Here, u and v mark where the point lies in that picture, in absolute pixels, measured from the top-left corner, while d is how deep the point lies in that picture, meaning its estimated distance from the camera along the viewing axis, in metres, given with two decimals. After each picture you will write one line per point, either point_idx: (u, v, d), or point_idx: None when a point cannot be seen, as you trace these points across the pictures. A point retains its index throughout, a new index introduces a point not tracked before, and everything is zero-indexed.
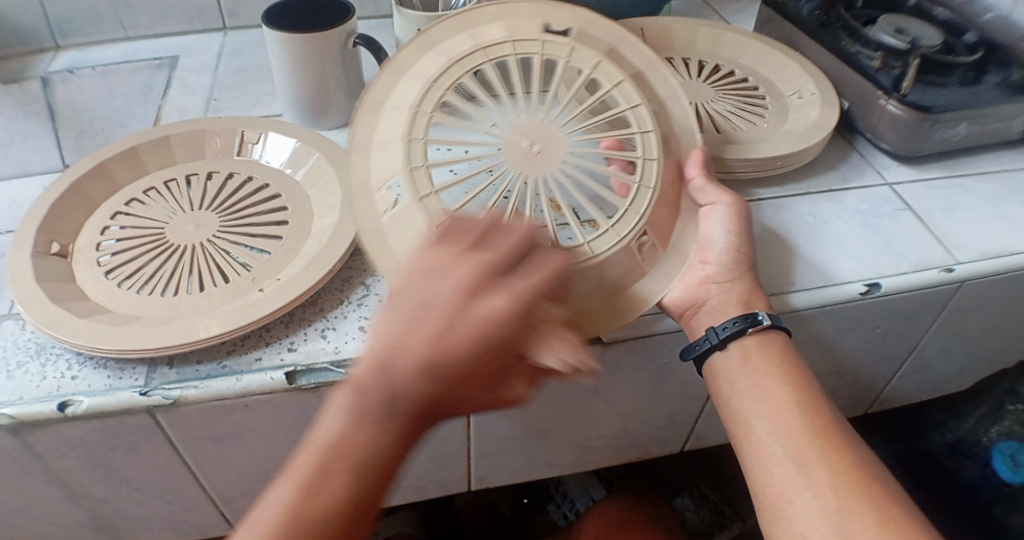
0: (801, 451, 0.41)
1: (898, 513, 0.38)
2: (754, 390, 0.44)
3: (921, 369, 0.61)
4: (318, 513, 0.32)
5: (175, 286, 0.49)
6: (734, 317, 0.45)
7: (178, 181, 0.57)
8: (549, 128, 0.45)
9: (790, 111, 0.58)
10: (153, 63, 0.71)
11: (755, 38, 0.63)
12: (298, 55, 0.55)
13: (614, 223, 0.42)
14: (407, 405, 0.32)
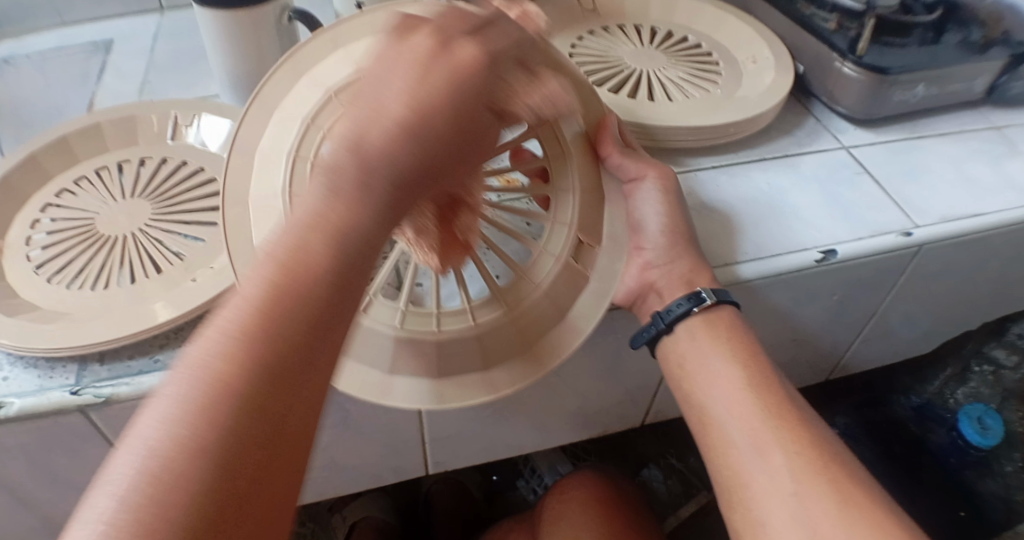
0: (756, 426, 0.40)
1: (852, 486, 0.37)
2: (706, 367, 0.43)
3: (884, 334, 0.61)
4: (296, 298, 0.26)
5: (107, 279, 0.47)
6: (681, 297, 0.43)
7: (111, 170, 0.54)
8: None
9: (743, 78, 0.56)
10: (90, 48, 0.68)
11: (707, 3, 0.61)
12: (230, 33, 0.53)
13: (546, 244, 0.41)
14: (388, 172, 0.29)
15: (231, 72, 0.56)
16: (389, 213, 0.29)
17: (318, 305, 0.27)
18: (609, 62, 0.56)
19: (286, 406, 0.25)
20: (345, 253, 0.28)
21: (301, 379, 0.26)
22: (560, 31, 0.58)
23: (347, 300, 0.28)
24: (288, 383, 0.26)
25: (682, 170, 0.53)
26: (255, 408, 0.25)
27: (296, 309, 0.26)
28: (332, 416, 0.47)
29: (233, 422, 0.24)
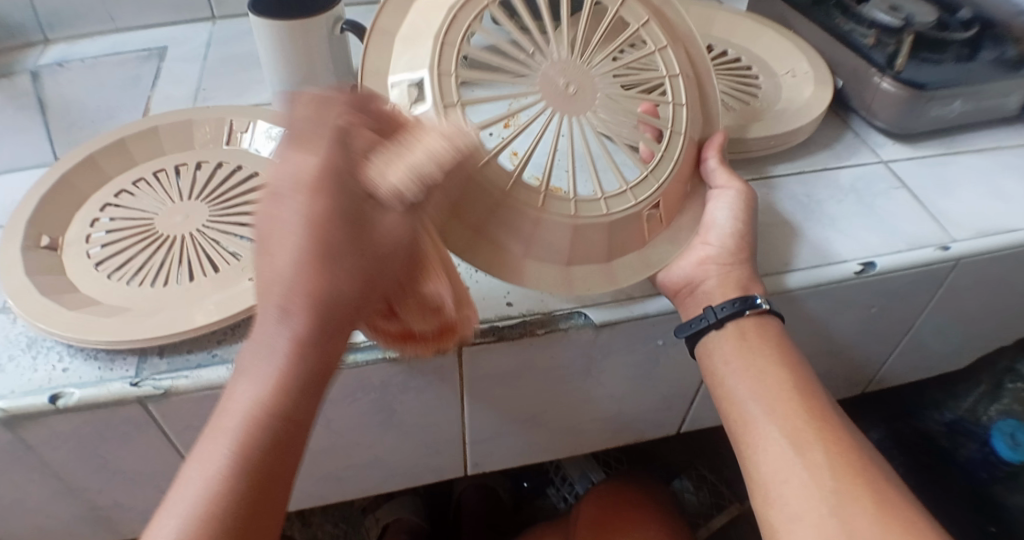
0: (794, 431, 0.40)
1: (889, 493, 0.38)
2: (746, 370, 0.43)
3: (918, 347, 0.61)
4: (233, 464, 0.30)
5: (166, 277, 0.49)
6: (730, 302, 0.44)
7: (167, 171, 0.56)
8: (587, 71, 0.41)
9: (783, 90, 0.57)
10: (142, 55, 0.71)
11: (747, 17, 0.62)
12: (283, 42, 0.54)
13: (634, 185, 0.42)
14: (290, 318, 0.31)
15: (283, 79, 0.58)
16: (305, 348, 0.31)
17: (260, 449, 0.30)
18: None
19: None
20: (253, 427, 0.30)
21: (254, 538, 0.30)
22: None
23: (291, 449, 0.31)
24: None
25: None
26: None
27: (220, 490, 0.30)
28: (379, 414, 0.48)
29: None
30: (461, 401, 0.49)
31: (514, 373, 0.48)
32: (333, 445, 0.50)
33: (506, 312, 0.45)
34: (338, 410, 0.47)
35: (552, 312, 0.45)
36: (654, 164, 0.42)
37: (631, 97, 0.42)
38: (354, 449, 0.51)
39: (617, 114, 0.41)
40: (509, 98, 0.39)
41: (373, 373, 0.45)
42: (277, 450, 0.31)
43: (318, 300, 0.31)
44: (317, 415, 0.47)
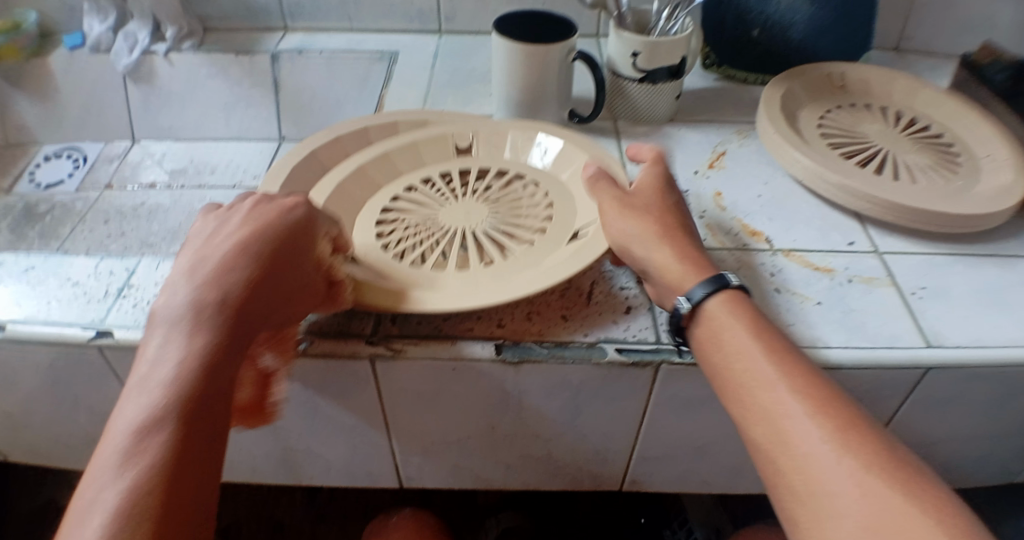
0: (822, 412, 0.36)
1: (927, 486, 0.33)
2: (757, 347, 0.39)
3: None
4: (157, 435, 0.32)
5: (444, 261, 0.49)
6: (711, 279, 0.43)
7: (442, 174, 0.58)
8: (476, 210, 0.54)
9: (982, 174, 0.58)
10: (376, 56, 0.75)
11: (951, 97, 0.64)
12: (520, 65, 0.60)
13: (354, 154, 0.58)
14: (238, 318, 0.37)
15: (511, 101, 0.63)
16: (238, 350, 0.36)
17: (179, 423, 0.33)
18: (855, 137, 0.60)
19: (183, 520, 0.32)
20: (194, 390, 0.34)
21: (187, 499, 0.32)
22: (809, 101, 0.62)
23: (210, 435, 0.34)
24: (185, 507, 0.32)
25: (919, 251, 0.56)
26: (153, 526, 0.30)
27: (164, 448, 0.32)
28: (568, 412, 0.53)
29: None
30: (644, 415, 0.52)
31: (707, 398, 0.51)
32: (519, 432, 0.55)
33: None
34: (533, 401, 0.52)
35: None
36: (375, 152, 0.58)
37: (494, 194, 0.56)
38: (533, 440, 0.55)
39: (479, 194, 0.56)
40: (424, 224, 0.53)
41: (575, 372, 0.49)
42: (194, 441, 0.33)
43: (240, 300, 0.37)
44: (513, 402, 0.52)
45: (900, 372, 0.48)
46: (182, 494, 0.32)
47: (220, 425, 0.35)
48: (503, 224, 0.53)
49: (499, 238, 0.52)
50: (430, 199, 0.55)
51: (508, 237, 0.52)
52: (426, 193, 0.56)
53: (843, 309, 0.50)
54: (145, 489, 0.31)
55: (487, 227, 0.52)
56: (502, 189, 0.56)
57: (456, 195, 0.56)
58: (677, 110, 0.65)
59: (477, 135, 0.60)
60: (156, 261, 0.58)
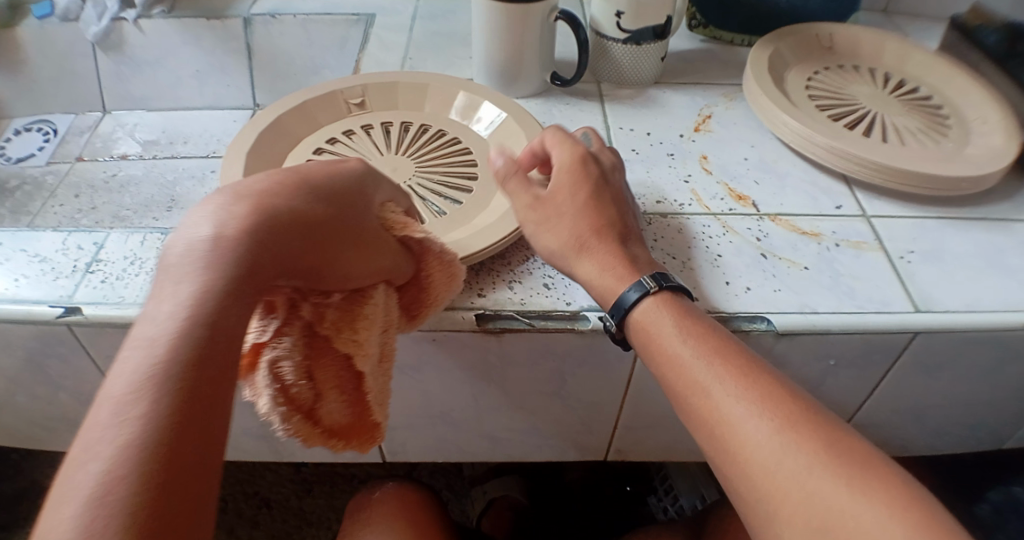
0: (765, 407, 0.35)
1: (889, 470, 0.32)
2: (698, 350, 0.38)
3: None
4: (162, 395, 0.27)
5: None
6: (639, 283, 0.42)
7: (374, 128, 0.60)
8: (404, 168, 0.56)
9: (970, 137, 0.57)
10: (351, 18, 0.72)
11: (944, 59, 0.62)
12: (501, 25, 0.58)
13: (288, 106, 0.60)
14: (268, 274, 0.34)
15: (491, 63, 0.61)
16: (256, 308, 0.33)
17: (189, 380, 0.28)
18: (843, 99, 0.58)
19: (192, 479, 0.27)
20: (199, 332, 0.30)
21: (196, 454, 0.27)
22: (797, 63, 0.61)
23: (219, 395, 0.29)
24: (191, 465, 0.27)
25: (910, 215, 0.55)
26: (158, 485, 0.26)
27: (169, 404, 0.27)
28: (552, 382, 0.52)
29: (137, 503, 0.25)
30: (628, 384, 0.52)
31: None
32: (502, 404, 0.54)
33: None
34: (516, 373, 0.51)
35: (736, 313, 0.46)
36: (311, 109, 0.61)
37: (424, 152, 0.58)
38: (517, 411, 0.55)
39: (409, 152, 0.58)
40: None
41: (558, 341, 0.48)
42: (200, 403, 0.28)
43: (270, 255, 0.34)
44: (496, 373, 0.51)
45: (889, 336, 0.47)
46: (192, 450, 0.27)
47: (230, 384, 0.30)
48: (430, 183, 0.55)
49: (426, 197, 0.54)
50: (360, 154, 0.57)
51: (434, 196, 0.54)
52: (360, 147, 0.58)
53: (833, 273, 0.49)
54: (146, 446, 0.26)
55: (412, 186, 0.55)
56: (432, 149, 0.58)
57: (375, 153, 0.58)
58: (663, 73, 0.64)
59: (418, 91, 0.62)
60: (125, 235, 0.57)
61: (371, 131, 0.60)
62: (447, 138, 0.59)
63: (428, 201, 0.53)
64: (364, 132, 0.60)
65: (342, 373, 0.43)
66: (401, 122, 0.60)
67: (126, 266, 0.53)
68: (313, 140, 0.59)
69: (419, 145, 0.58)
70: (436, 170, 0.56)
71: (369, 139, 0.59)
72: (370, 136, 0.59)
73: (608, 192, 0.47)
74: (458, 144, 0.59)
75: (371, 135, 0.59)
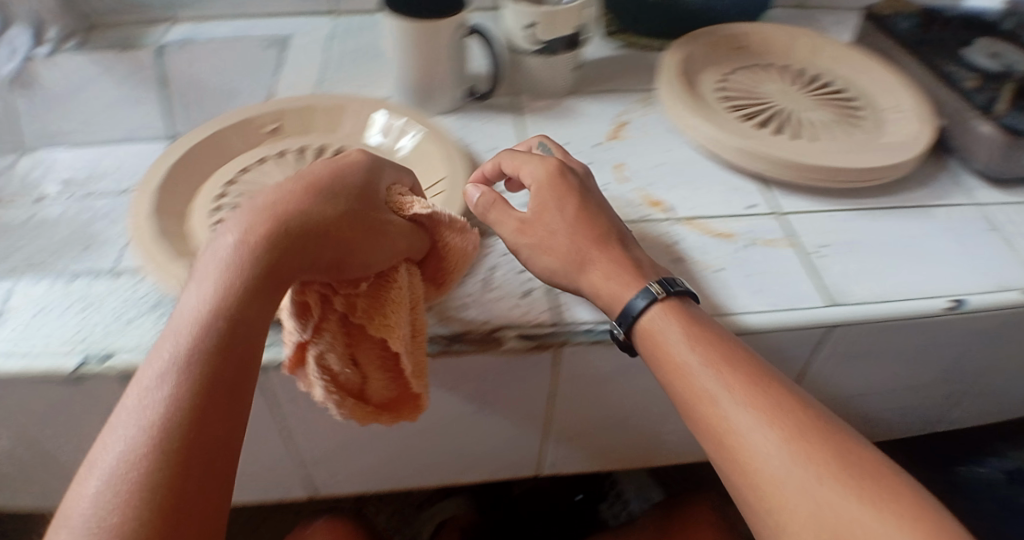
0: (770, 418, 0.36)
1: (891, 479, 0.34)
2: (705, 361, 0.39)
3: (996, 393, 0.62)
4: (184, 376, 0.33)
5: None
6: (646, 289, 0.43)
7: (290, 153, 0.59)
8: None
9: (883, 131, 0.57)
10: (264, 42, 0.73)
11: (857, 51, 0.62)
12: (411, 45, 0.57)
13: (201, 137, 0.59)
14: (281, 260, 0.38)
15: (405, 81, 0.60)
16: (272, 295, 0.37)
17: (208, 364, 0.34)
18: (755, 98, 0.58)
19: (206, 454, 0.32)
20: (218, 329, 0.35)
21: (209, 436, 0.32)
22: (711, 65, 0.61)
23: (234, 377, 0.34)
24: (208, 440, 0.32)
25: (826, 209, 0.55)
26: (177, 455, 0.31)
27: (190, 382, 0.33)
28: (475, 402, 0.51)
29: (157, 467, 0.31)
30: (553, 396, 0.52)
31: (610, 374, 0.50)
32: (429, 427, 0.53)
33: (605, 317, 0.47)
34: (437, 395, 0.50)
35: None
36: (226, 136, 0.59)
37: None
38: (445, 433, 0.54)
39: None
40: None
41: (474, 362, 0.47)
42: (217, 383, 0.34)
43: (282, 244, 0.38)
44: None
45: (802, 332, 0.47)
46: (203, 431, 0.32)
47: (246, 365, 0.35)
48: None
49: None
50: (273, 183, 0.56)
51: None
52: (273, 174, 0.57)
53: (743, 273, 0.49)
54: (166, 426, 0.32)
55: None
56: None
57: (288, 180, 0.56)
58: (579, 82, 0.64)
59: (336, 113, 0.61)
60: (34, 280, 0.55)
61: (286, 156, 0.58)
62: None
63: None
64: (281, 157, 0.58)
65: (382, 358, 0.43)
66: (318, 145, 0.59)
67: (29, 315, 0.51)
68: (227, 168, 0.58)
69: None
70: None
71: (285, 164, 0.57)
72: (286, 160, 0.58)
73: (588, 199, 0.48)
74: None
75: (287, 160, 0.58)
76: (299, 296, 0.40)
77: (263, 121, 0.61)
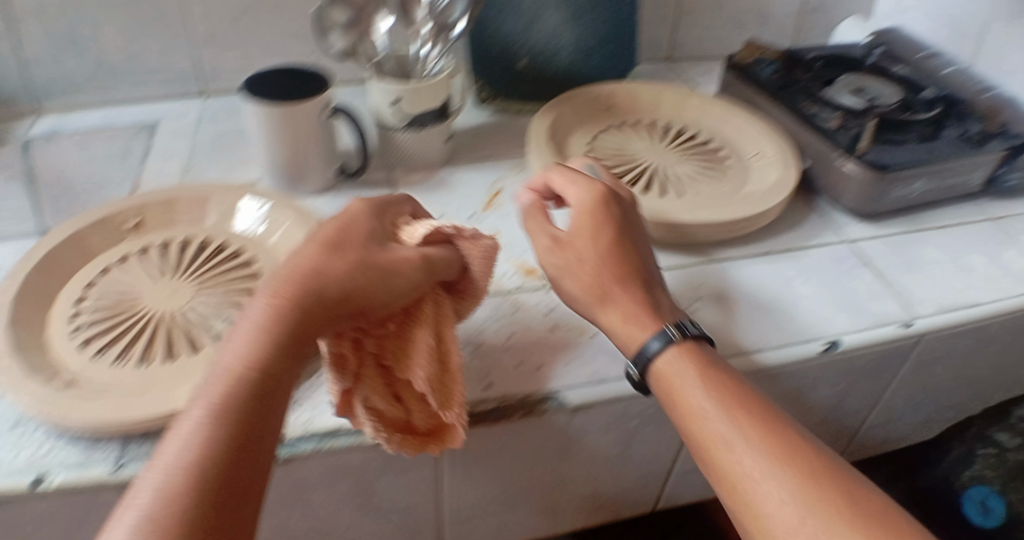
0: (781, 463, 0.35)
1: (905, 526, 0.32)
2: (719, 407, 0.38)
3: (886, 412, 0.64)
4: (217, 423, 0.31)
5: (141, 352, 0.49)
6: (662, 332, 0.42)
7: (154, 248, 0.57)
8: (182, 288, 0.53)
9: (751, 175, 0.59)
10: (133, 129, 0.71)
11: (720, 103, 0.64)
12: (275, 129, 0.56)
13: (61, 237, 0.55)
14: (308, 302, 0.37)
15: (270, 165, 0.59)
16: (300, 334, 0.36)
17: (235, 411, 0.32)
18: (623, 159, 0.60)
19: (241, 494, 0.30)
20: (251, 374, 0.34)
21: (245, 470, 0.31)
22: (579, 127, 0.62)
23: (261, 423, 0.33)
24: (236, 488, 0.30)
25: (700, 261, 0.56)
26: (209, 505, 0.28)
27: (221, 429, 0.31)
28: (359, 495, 0.49)
29: (186, 519, 0.27)
30: (441, 478, 0.50)
31: (498, 449, 0.49)
32: (315, 528, 0.50)
33: (484, 395, 0.46)
34: (318, 495, 0.47)
35: (526, 397, 0.46)
36: (89, 232, 0.57)
37: (208, 269, 0.55)
38: (334, 530, 0.51)
39: (194, 270, 0.55)
40: (126, 317, 0.51)
41: (350, 459, 0.45)
42: (246, 431, 0.32)
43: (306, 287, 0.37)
44: (296, 500, 0.47)
45: None
46: (241, 468, 0.30)
47: (274, 412, 0.34)
48: (216, 302, 0.52)
49: (208, 322, 0.51)
50: (137, 282, 0.54)
51: (217, 314, 0.51)
52: (138, 273, 0.55)
53: None
54: (197, 473, 0.29)
55: (190, 307, 0.52)
56: (214, 265, 0.55)
57: (153, 278, 0.54)
58: (453, 152, 0.65)
59: (202, 202, 0.60)
60: None
61: (153, 251, 0.57)
62: (230, 250, 0.56)
63: (210, 323, 0.51)
64: (148, 253, 0.56)
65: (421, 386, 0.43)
66: (183, 238, 0.58)
67: None
68: (90, 268, 0.55)
69: (199, 263, 0.55)
70: (218, 286, 0.54)
71: (152, 259, 0.56)
72: (153, 255, 0.56)
73: (629, 232, 0.47)
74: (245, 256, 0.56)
75: (154, 254, 0.56)
76: (335, 346, 0.40)
77: (132, 214, 0.59)
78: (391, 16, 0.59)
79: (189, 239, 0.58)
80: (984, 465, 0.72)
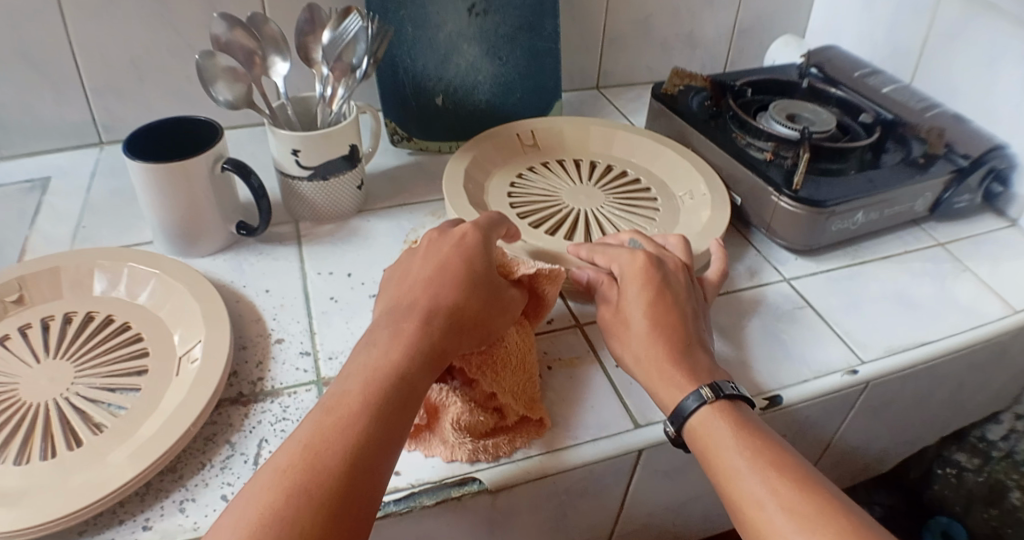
0: (820, 532, 0.31)
1: None
2: (750, 469, 0.34)
3: (854, 457, 0.58)
4: (357, 418, 0.32)
5: (13, 450, 0.41)
6: (696, 391, 0.38)
7: (33, 328, 0.50)
8: (66, 371, 0.47)
9: (681, 214, 0.56)
10: (25, 187, 0.65)
11: (649, 137, 0.62)
12: (159, 188, 0.50)
13: None
14: (442, 318, 0.38)
15: (161, 228, 0.54)
16: (431, 349, 0.37)
17: (375, 409, 0.33)
18: (546, 202, 0.56)
19: (365, 482, 0.31)
20: (390, 382, 0.35)
21: (367, 469, 0.31)
22: (499, 167, 0.59)
23: (396, 426, 0.34)
24: (360, 484, 0.31)
25: None
26: (332, 502, 0.29)
27: (360, 426, 0.32)
28: None
29: (311, 513, 0.29)
30: None
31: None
32: None
33: (394, 483, 0.40)
34: None
35: (443, 479, 0.40)
36: None
37: (91, 349, 0.49)
38: None
39: (80, 349, 0.49)
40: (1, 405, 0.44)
41: None
42: (383, 432, 0.33)
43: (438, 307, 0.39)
44: None
45: (612, 462, 0.44)
46: (369, 460, 0.32)
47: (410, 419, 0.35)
48: (103, 384, 0.46)
49: (93, 408, 0.44)
50: (11, 365, 0.47)
51: (102, 399, 0.45)
52: (12, 356, 0.48)
53: (548, 405, 0.46)
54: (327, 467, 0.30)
55: (72, 394, 0.45)
56: (98, 344, 0.49)
57: (30, 362, 0.47)
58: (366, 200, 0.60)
59: (90, 270, 0.54)
60: None
61: (35, 329, 0.50)
62: (117, 329, 0.51)
63: (96, 408, 0.44)
64: (29, 331, 0.50)
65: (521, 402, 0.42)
66: (65, 315, 0.51)
67: None
68: None
69: (85, 343, 0.49)
70: (102, 367, 0.47)
71: (33, 342, 0.49)
72: (35, 335, 0.49)
73: (675, 299, 0.43)
74: (136, 332, 0.51)
75: (35, 336, 0.49)
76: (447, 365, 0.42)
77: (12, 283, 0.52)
78: (286, 62, 0.54)
79: (71, 318, 0.51)
80: (944, 487, 0.75)
